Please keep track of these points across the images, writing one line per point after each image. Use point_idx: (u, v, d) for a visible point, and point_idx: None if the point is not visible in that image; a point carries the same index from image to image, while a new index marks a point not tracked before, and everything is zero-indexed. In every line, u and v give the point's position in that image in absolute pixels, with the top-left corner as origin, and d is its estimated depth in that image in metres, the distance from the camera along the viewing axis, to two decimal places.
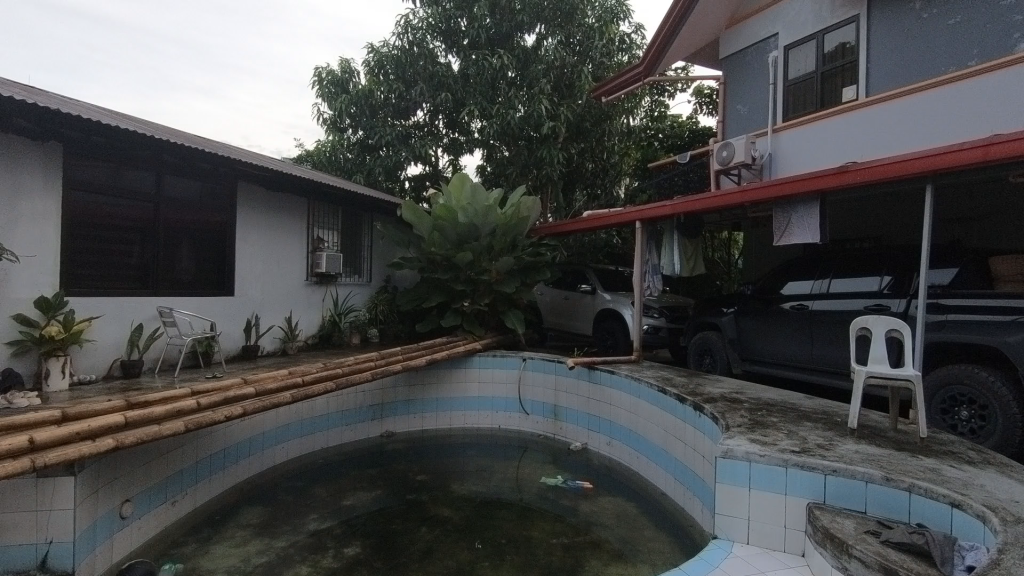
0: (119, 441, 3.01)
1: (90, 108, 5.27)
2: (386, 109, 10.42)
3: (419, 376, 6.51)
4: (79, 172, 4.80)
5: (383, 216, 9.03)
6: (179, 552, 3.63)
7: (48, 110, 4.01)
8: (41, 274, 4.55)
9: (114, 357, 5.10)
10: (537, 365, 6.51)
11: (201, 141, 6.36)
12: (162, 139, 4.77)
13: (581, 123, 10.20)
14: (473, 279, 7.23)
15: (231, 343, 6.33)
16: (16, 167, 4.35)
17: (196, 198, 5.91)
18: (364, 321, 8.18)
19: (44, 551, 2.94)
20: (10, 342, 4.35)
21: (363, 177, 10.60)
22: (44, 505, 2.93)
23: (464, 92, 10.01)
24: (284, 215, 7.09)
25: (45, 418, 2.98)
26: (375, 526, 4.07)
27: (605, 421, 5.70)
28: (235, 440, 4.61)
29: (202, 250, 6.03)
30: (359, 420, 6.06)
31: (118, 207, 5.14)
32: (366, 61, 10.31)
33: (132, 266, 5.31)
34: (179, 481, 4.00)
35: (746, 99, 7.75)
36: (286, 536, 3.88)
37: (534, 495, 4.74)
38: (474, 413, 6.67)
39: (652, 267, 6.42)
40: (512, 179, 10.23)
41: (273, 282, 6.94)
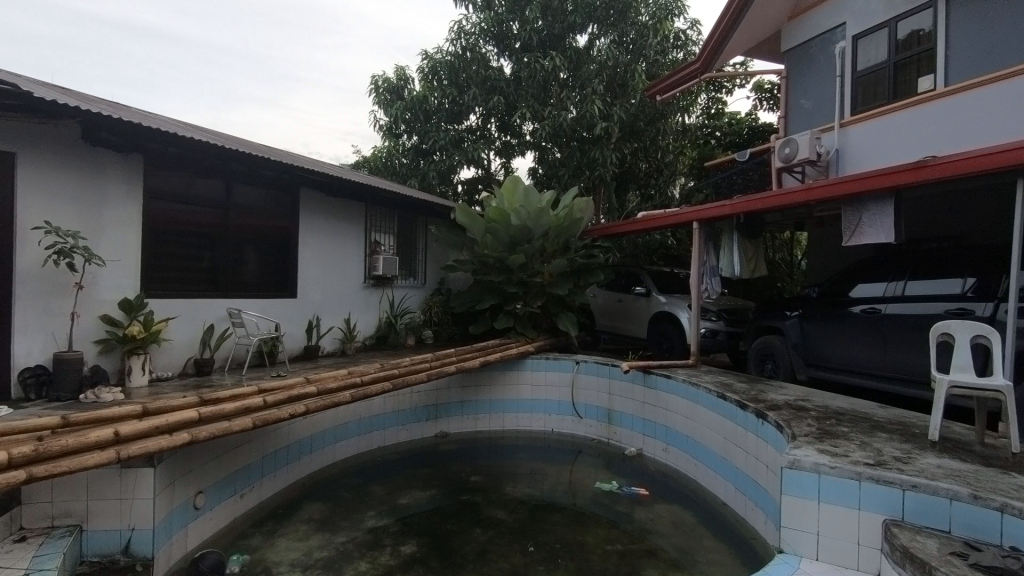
0: (194, 435, 3.16)
1: (168, 121, 5.62)
2: (439, 115, 10.59)
3: (473, 377, 6.55)
4: (157, 182, 5.12)
5: (438, 220, 9.18)
6: (247, 543, 3.80)
7: (130, 124, 4.28)
8: (124, 277, 4.87)
9: (188, 356, 5.40)
10: (590, 368, 6.44)
11: (266, 149, 6.67)
12: (233, 150, 5.02)
13: (634, 124, 10.05)
14: (524, 282, 7.26)
15: (294, 343, 6.58)
16: (103, 178, 4.69)
17: (262, 205, 6.19)
18: (418, 322, 8.34)
19: (127, 537, 3.14)
20: (97, 341, 4.67)
21: (418, 181, 10.84)
22: (128, 493, 3.13)
23: (517, 95, 10.07)
24: (344, 220, 7.33)
25: (128, 412, 3.18)
26: (431, 525, 4.13)
27: (661, 426, 5.58)
28: (298, 437, 4.79)
29: (266, 252, 6.29)
30: (414, 420, 6.16)
31: (191, 214, 5.45)
32: (420, 68, 10.56)
33: (203, 270, 5.60)
34: (247, 475, 4.20)
35: (810, 93, 7.42)
36: (345, 532, 3.99)
37: (588, 499, 4.68)
38: (526, 415, 6.67)
39: (711, 268, 6.20)
40: (564, 180, 10.18)
41: (333, 285, 7.17)
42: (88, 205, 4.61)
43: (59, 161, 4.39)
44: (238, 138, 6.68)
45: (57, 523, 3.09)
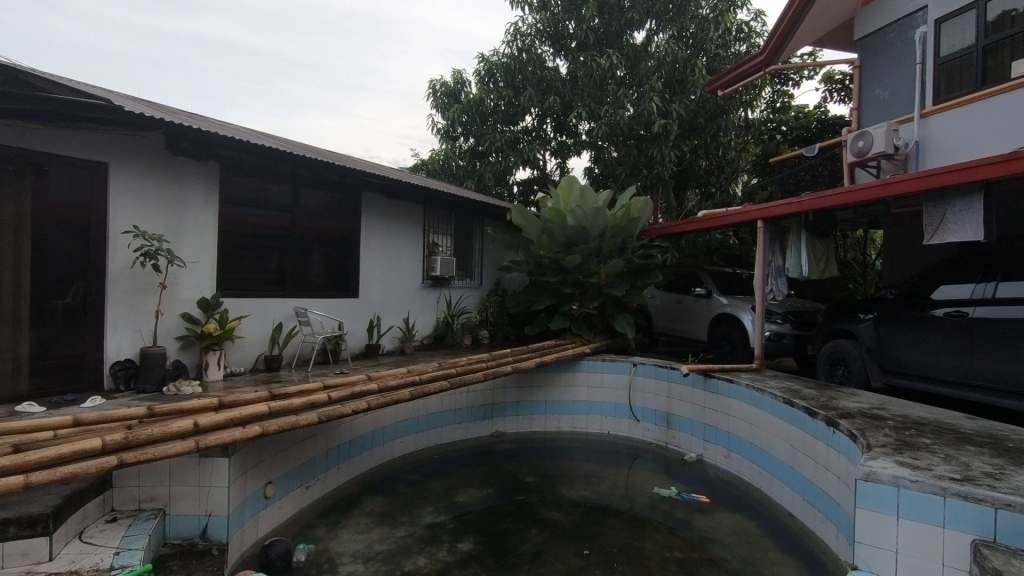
0: (265, 428, 3.32)
1: (241, 130, 5.94)
2: (495, 117, 10.67)
3: (528, 377, 6.56)
4: (231, 188, 5.42)
5: (494, 221, 9.27)
6: (312, 533, 3.95)
7: (207, 133, 4.54)
8: (202, 277, 5.19)
9: (259, 352, 5.68)
10: (648, 370, 6.31)
11: (330, 154, 6.93)
12: (300, 155, 5.24)
13: (694, 120, 9.78)
14: (581, 282, 7.21)
15: (356, 341, 6.80)
16: (184, 185, 5.01)
17: (326, 208, 6.44)
18: (475, 322, 8.44)
19: (205, 522, 3.33)
20: (178, 337, 4.99)
21: (474, 183, 10.97)
22: (206, 481, 3.33)
23: (573, 94, 10.02)
24: (403, 222, 7.52)
25: (206, 405, 3.38)
26: (487, 523, 4.16)
27: (722, 431, 5.40)
28: (360, 432, 4.94)
29: (330, 254, 6.54)
30: (471, 419, 6.24)
31: (262, 218, 5.73)
32: (477, 71, 10.68)
33: (271, 271, 5.87)
34: (313, 468, 4.37)
35: (886, 82, 7.00)
36: (404, 527, 4.08)
37: (646, 504, 4.59)
38: (582, 417, 6.61)
39: (777, 268, 5.95)
40: (621, 180, 10.04)
41: (393, 285, 7.36)
42: (171, 210, 4.93)
43: (146, 169, 4.73)
44: (305, 144, 6.97)
45: (144, 506, 3.33)
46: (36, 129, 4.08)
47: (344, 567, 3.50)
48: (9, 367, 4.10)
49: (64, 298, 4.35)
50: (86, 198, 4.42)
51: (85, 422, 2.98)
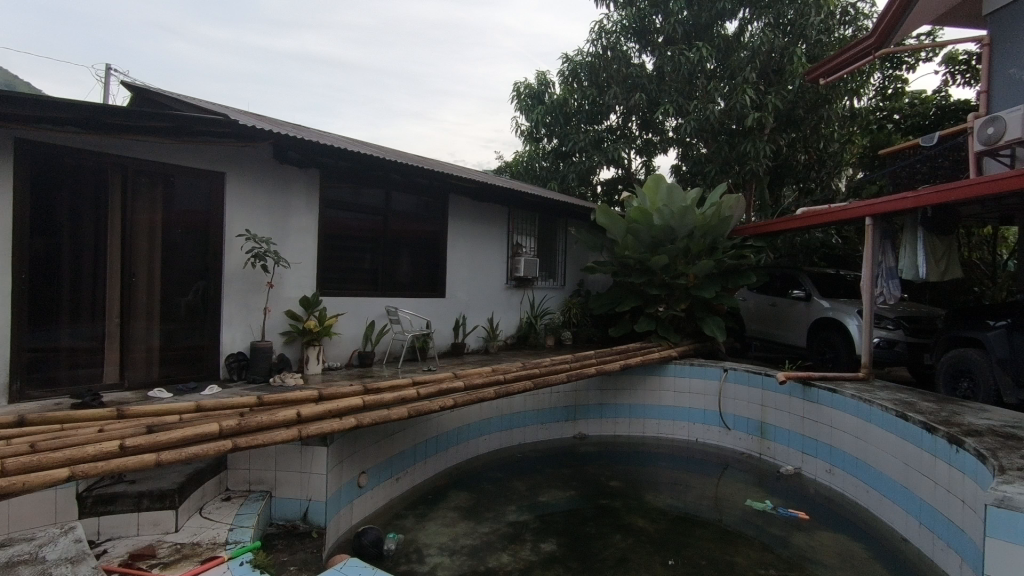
0: (359, 420, 3.48)
1: (339, 138, 6.31)
2: (579, 116, 10.60)
3: (613, 380, 6.46)
4: (329, 193, 5.76)
5: (577, 222, 9.23)
6: (402, 523, 4.12)
7: (310, 143, 4.85)
8: (305, 277, 5.57)
9: (354, 348, 6.01)
10: (739, 377, 6.01)
11: (419, 159, 7.19)
12: (393, 161, 5.48)
13: (792, 112, 9.21)
14: (667, 283, 6.99)
15: (443, 340, 7.01)
16: (290, 191, 5.39)
17: (416, 211, 6.69)
18: (558, 323, 8.43)
19: (306, 506, 3.56)
20: (283, 332, 5.37)
21: (557, 184, 10.98)
22: (307, 467, 3.56)
23: (660, 91, 9.74)
24: (489, 223, 7.66)
25: (307, 396, 3.61)
26: (569, 525, 4.14)
27: (824, 445, 5.04)
28: (446, 429, 5.08)
29: (419, 255, 6.78)
30: (554, 420, 6.23)
31: (357, 221, 6.06)
32: (561, 71, 10.65)
33: (365, 271, 6.18)
34: (403, 460, 4.55)
35: (1022, 59, 6.20)
36: (489, 523, 4.15)
37: (737, 517, 4.37)
38: (669, 422, 6.41)
39: (888, 270, 5.45)
40: (710, 177, 9.64)
41: (478, 286, 7.51)
42: (279, 215, 5.33)
43: (257, 178, 5.14)
44: (396, 150, 7.28)
45: (254, 487, 3.63)
46: (167, 144, 4.55)
47: (431, 558, 3.61)
48: (143, 357, 4.60)
49: (186, 296, 4.82)
50: (206, 206, 4.87)
51: (205, 408, 3.28)
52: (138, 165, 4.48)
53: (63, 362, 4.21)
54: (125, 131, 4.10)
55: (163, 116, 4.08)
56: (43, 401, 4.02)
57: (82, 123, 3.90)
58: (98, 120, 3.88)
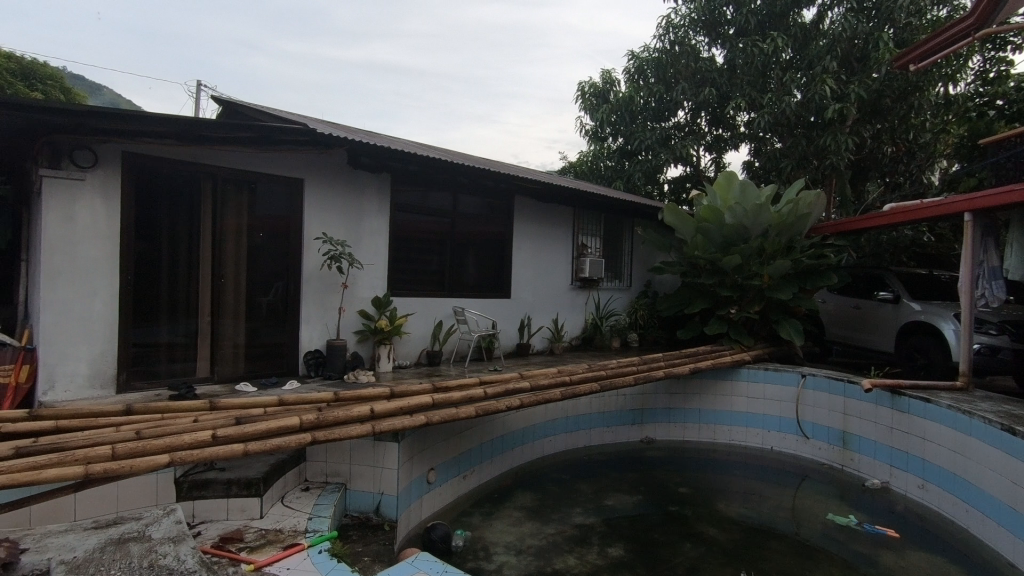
0: (429, 418, 3.56)
1: (408, 143, 6.49)
2: (645, 114, 10.35)
3: (682, 384, 6.28)
4: (399, 197, 5.95)
5: (644, 221, 9.04)
6: (469, 521, 4.18)
7: (381, 148, 5.01)
8: (377, 278, 5.77)
9: (423, 347, 6.17)
10: (819, 383, 5.68)
11: (485, 162, 7.28)
12: (460, 164, 5.57)
13: (877, 102, 8.62)
14: (740, 285, 6.70)
15: (508, 340, 7.07)
16: (363, 195, 5.60)
17: (481, 213, 6.78)
18: (624, 325, 8.29)
19: (378, 500, 3.68)
20: (357, 331, 5.59)
21: (623, 183, 10.79)
22: (380, 462, 3.68)
23: (731, 85, 9.40)
24: (554, 224, 7.64)
25: (380, 393, 3.73)
26: (637, 531, 4.06)
27: (916, 458, 4.68)
28: (513, 428, 5.11)
29: (485, 256, 6.86)
30: (620, 423, 6.13)
31: (425, 223, 6.22)
32: (626, 68, 10.45)
33: (432, 272, 6.32)
34: (470, 458, 4.62)
35: None
36: (555, 524, 4.14)
37: (817, 531, 4.14)
38: (741, 429, 6.16)
39: (991, 270, 4.98)
40: (786, 173, 9.20)
41: (543, 287, 7.51)
42: (353, 219, 5.55)
43: (332, 183, 5.37)
44: (463, 153, 7.42)
45: (330, 479, 3.79)
46: (251, 153, 4.83)
47: (498, 556, 3.65)
48: (231, 353, 4.91)
49: (267, 296, 5.10)
50: (287, 211, 5.16)
51: (287, 402, 3.46)
52: (226, 172, 4.77)
53: (162, 357, 4.57)
54: (215, 142, 4.38)
55: (248, 128, 4.34)
56: (145, 391, 4.38)
57: (177, 136, 4.20)
58: (190, 132, 4.16)
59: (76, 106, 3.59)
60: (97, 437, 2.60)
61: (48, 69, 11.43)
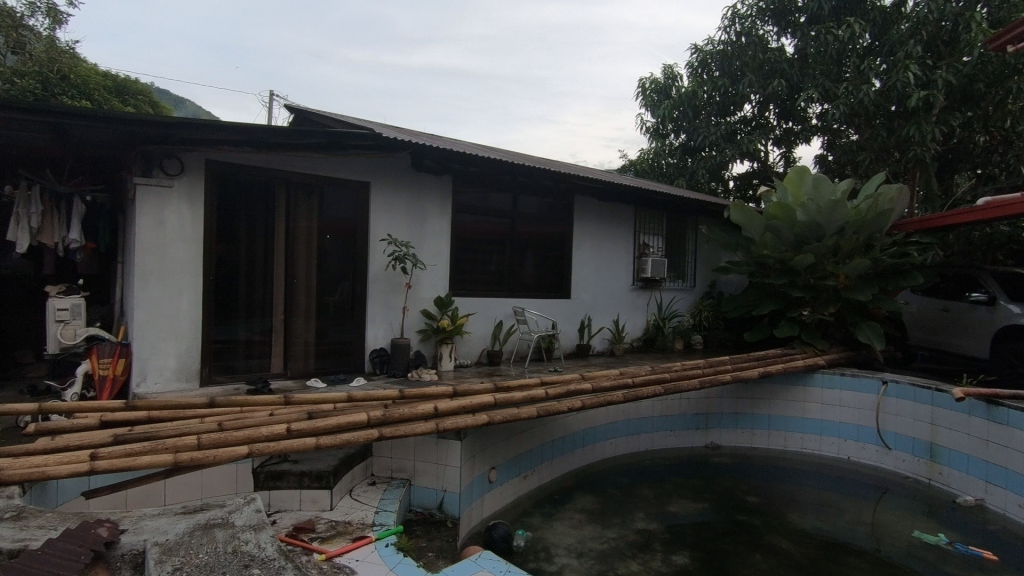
0: (491, 417, 3.58)
1: (469, 145, 6.57)
2: (710, 109, 10.02)
3: (749, 388, 6.04)
4: (460, 199, 6.03)
5: (709, 219, 8.77)
6: (530, 521, 4.18)
7: (443, 151, 5.09)
8: (439, 279, 5.88)
9: (483, 347, 6.23)
10: (903, 391, 5.31)
11: (545, 162, 7.28)
12: (521, 165, 5.59)
13: (968, 87, 7.98)
14: (813, 285, 6.36)
15: (568, 341, 7.03)
16: (426, 197, 5.72)
17: (541, 213, 6.78)
18: (688, 327, 8.07)
19: (442, 497, 3.74)
20: (419, 330, 5.72)
21: (685, 181, 10.51)
22: (443, 459, 3.74)
23: (802, 75, 8.97)
24: (616, 223, 7.53)
25: (443, 392, 3.79)
26: (702, 540, 3.93)
27: (1016, 475, 4.29)
28: (573, 430, 5.07)
29: (544, 257, 6.85)
30: (684, 427, 5.97)
31: (485, 224, 6.28)
32: (689, 63, 10.15)
33: (492, 272, 6.39)
34: (531, 459, 4.62)
35: None
36: (617, 528, 4.08)
37: (901, 549, 3.87)
38: (815, 438, 5.85)
39: None
40: (864, 167, 8.68)
41: (604, 287, 7.42)
42: (416, 221, 5.68)
43: (397, 187, 5.52)
44: (524, 154, 7.44)
45: (395, 475, 3.89)
46: (321, 159, 5.02)
47: (559, 558, 3.63)
48: (302, 351, 5.14)
49: (335, 296, 5.29)
50: (354, 214, 5.33)
51: (355, 399, 3.57)
52: (298, 177, 4.98)
53: (240, 353, 4.84)
54: (288, 149, 4.58)
55: (319, 135, 4.51)
56: (226, 385, 4.65)
57: (254, 144, 4.43)
58: (266, 140, 4.37)
59: (165, 118, 3.84)
60: (184, 427, 2.76)
61: (139, 84, 12.38)
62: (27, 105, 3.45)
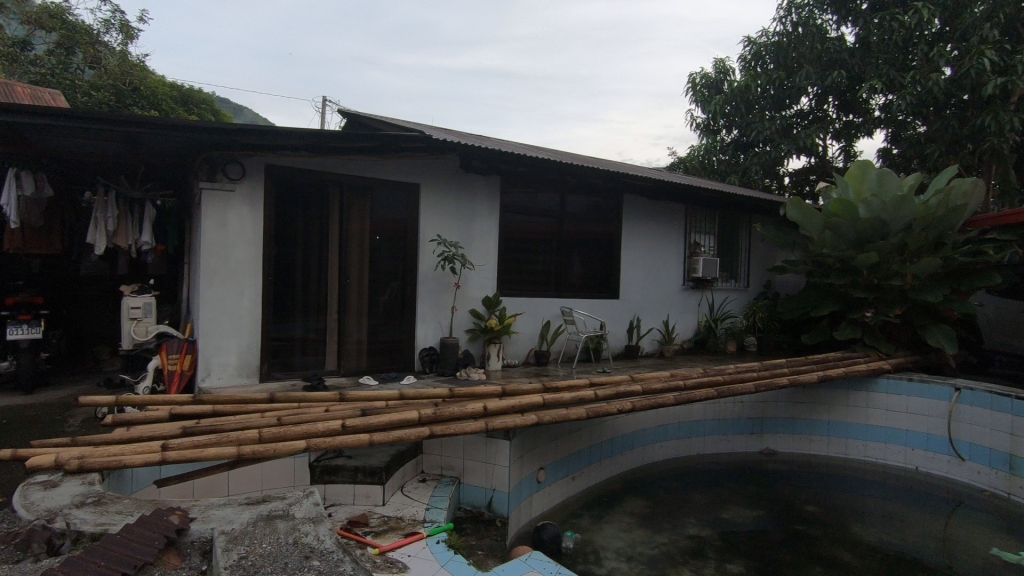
0: (540, 418, 3.56)
1: (517, 145, 6.58)
2: (764, 103, 9.69)
3: (807, 393, 5.79)
4: (507, 199, 6.05)
5: (763, 217, 8.48)
6: (579, 523, 4.15)
7: (491, 151, 5.11)
8: (487, 279, 5.91)
9: (531, 347, 6.22)
10: (979, 399, 4.99)
11: (593, 161, 7.21)
12: (568, 164, 5.55)
13: None
14: (877, 286, 6.05)
15: (617, 342, 6.94)
16: (474, 198, 5.77)
17: (589, 212, 6.72)
18: (741, 328, 7.86)
19: (491, 496, 3.76)
20: (468, 330, 5.76)
21: (738, 178, 10.19)
22: (492, 458, 3.76)
23: (865, 65, 8.53)
24: (665, 222, 7.38)
25: (492, 391, 3.80)
26: (758, 549, 3.80)
27: None
28: (622, 432, 4.99)
29: (592, 256, 6.78)
30: (738, 432, 5.78)
31: (532, 224, 6.28)
32: (742, 56, 9.84)
33: (539, 272, 6.38)
34: (579, 460, 4.58)
35: None
36: (668, 534, 3.99)
37: (977, 567, 3.63)
38: (880, 446, 5.56)
39: None
40: (932, 160, 8.19)
41: (653, 287, 7.29)
42: (465, 221, 5.73)
43: (447, 188, 5.60)
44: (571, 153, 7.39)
45: (445, 473, 3.93)
46: (372, 162, 5.14)
47: (609, 561, 3.58)
48: (355, 349, 5.27)
49: (385, 296, 5.40)
50: (404, 215, 5.43)
51: (407, 397, 3.62)
52: (350, 180, 5.11)
53: (297, 350, 5.01)
54: (342, 152, 4.71)
55: (372, 138, 4.62)
56: (284, 381, 4.82)
57: (309, 148, 4.56)
58: (320, 144, 4.50)
59: (226, 125, 4.01)
60: (246, 421, 2.87)
61: (203, 93, 13.06)
62: (104, 116, 3.67)
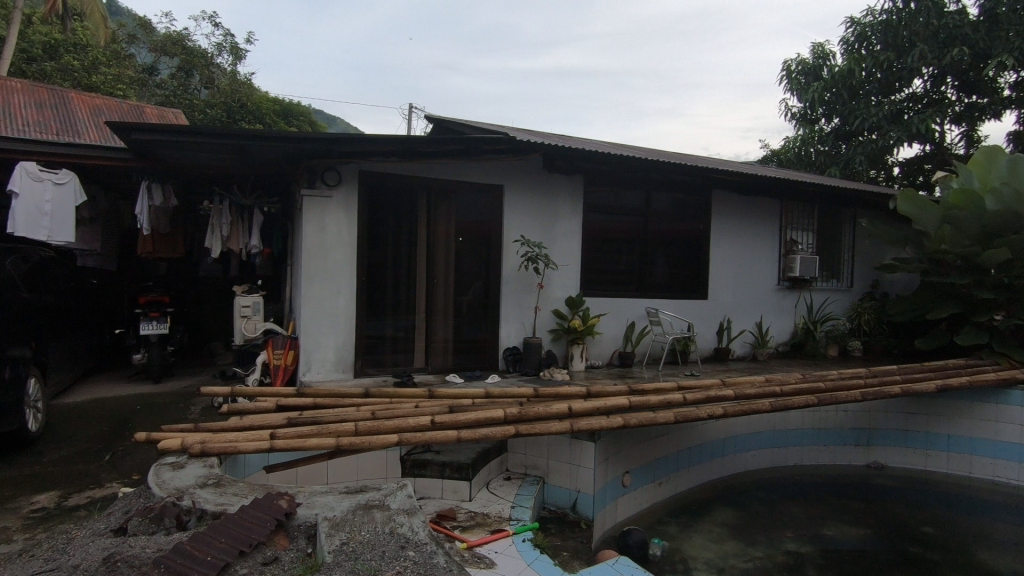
0: (627, 420, 3.49)
1: (600, 143, 6.49)
2: (869, 87, 8.94)
3: (923, 403, 5.28)
4: (591, 198, 5.99)
5: (869, 211, 7.85)
6: (666, 530, 4.03)
7: (576, 150, 5.09)
8: (569, 279, 5.88)
9: (615, 348, 6.12)
10: None
11: (680, 156, 6.99)
12: (656, 161, 5.44)
13: None
14: (1008, 285, 5.42)
15: (706, 344, 6.67)
16: (557, 198, 5.76)
17: (676, 210, 6.52)
18: (844, 331, 7.39)
19: (575, 497, 3.73)
20: (551, 330, 5.76)
21: (839, 169, 9.37)
22: (577, 460, 3.73)
23: (990, 41, 7.86)
24: (759, 218, 7.01)
25: (577, 392, 3.78)
26: (867, 570, 3.51)
27: None
28: (712, 439, 4.79)
29: (678, 256, 6.58)
30: (841, 443, 5.37)
31: (616, 223, 6.18)
32: (844, 37, 9.12)
33: (623, 272, 6.26)
34: (667, 466, 4.44)
35: None
36: (763, 547, 3.78)
37: None
38: (1015, 464, 5.00)
39: None
40: None
41: (745, 287, 6.95)
42: (548, 221, 5.74)
43: (531, 189, 5.64)
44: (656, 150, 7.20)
45: (530, 472, 3.96)
46: (458, 165, 5.27)
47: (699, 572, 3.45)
48: (441, 347, 5.43)
49: (468, 296, 5.51)
50: (489, 217, 5.52)
51: (492, 395, 3.68)
52: (438, 184, 5.28)
53: (388, 348, 5.23)
54: (430, 157, 4.87)
55: (460, 142, 4.76)
56: (376, 377, 5.05)
57: (400, 153, 4.76)
58: (411, 149, 4.69)
59: (327, 135, 4.27)
60: (343, 414, 3.03)
61: (301, 106, 14.03)
62: (222, 131, 4.02)
